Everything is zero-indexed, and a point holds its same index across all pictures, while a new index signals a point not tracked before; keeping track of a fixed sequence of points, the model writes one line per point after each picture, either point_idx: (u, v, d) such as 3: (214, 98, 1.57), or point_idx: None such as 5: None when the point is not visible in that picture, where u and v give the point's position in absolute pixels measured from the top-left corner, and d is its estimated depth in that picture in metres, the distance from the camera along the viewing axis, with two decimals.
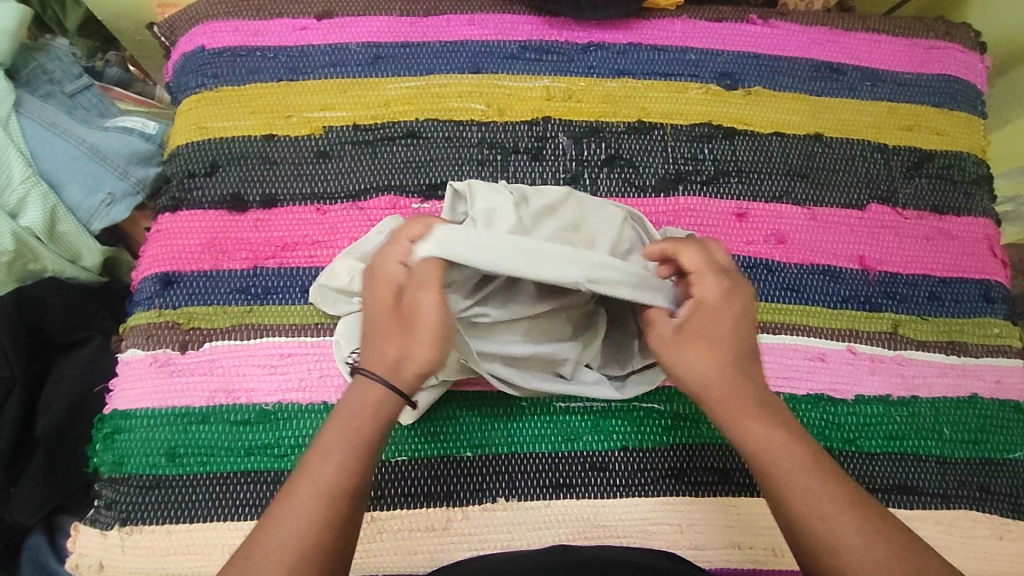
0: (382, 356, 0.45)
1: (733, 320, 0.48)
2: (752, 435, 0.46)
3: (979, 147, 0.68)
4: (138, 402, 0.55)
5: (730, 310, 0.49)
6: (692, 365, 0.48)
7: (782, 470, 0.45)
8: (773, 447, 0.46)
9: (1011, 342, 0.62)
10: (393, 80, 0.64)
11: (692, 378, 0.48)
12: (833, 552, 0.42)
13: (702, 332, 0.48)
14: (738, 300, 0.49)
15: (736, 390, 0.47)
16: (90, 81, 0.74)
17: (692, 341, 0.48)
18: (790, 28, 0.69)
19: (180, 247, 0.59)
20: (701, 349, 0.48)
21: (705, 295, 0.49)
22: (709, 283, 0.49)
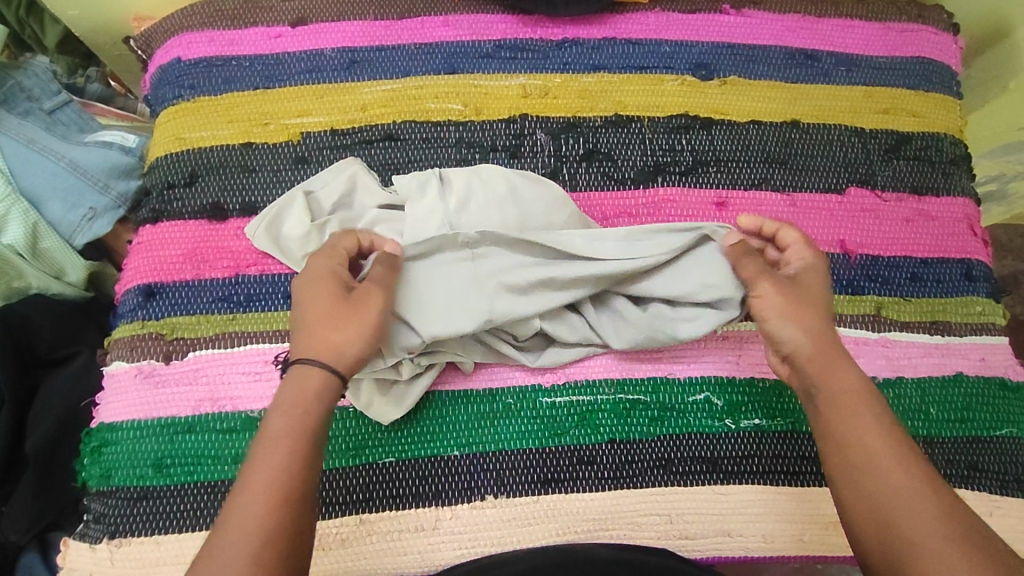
0: (324, 341, 0.46)
1: (826, 291, 0.52)
2: (840, 385, 0.47)
3: (955, 127, 0.68)
4: (124, 414, 0.55)
5: (823, 282, 0.52)
6: (803, 321, 0.49)
7: (870, 418, 0.46)
8: (862, 395, 0.47)
9: (995, 320, 0.63)
10: (369, 84, 0.64)
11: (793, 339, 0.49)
12: (907, 500, 0.42)
13: (811, 293, 0.51)
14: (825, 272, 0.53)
15: (840, 347, 0.49)
16: (69, 97, 0.74)
17: (801, 297, 0.50)
18: (763, 17, 0.69)
19: (161, 258, 0.59)
20: (815, 305, 0.50)
21: (801, 262, 0.52)
22: (802, 254, 0.53)
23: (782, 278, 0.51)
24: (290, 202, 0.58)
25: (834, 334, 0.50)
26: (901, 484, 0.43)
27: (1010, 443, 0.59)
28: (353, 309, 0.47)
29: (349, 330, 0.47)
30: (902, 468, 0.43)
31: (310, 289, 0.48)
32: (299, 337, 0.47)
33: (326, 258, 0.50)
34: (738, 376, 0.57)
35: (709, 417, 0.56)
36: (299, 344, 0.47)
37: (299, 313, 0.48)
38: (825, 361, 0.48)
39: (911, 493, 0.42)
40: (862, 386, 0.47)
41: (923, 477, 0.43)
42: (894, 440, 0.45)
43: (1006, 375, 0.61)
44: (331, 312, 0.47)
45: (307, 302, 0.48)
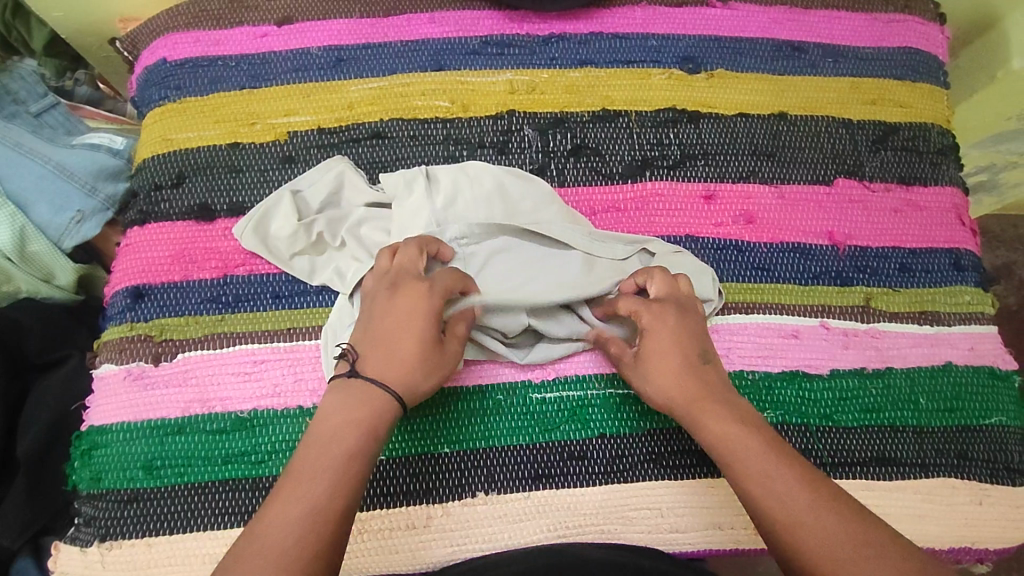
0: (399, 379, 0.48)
1: (687, 339, 0.52)
2: (715, 431, 0.48)
3: (943, 117, 0.68)
4: (113, 417, 0.55)
5: (681, 334, 0.52)
6: (670, 371, 0.51)
7: (749, 458, 0.46)
8: (731, 439, 0.48)
9: (984, 309, 0.63)
10: (356, 82, 0.64)
11: (660, 396, 0.51)
12: (801, 534, 0.43)
13: (657, 361, 0.52)
14: (681, 313, 0.53)
15: (704, 390, 0.50)
16: (55, 100, 0.74)
17: (649, 369, 0.52)
18: (750, 10, 0.69)
19: (149, 260, 0.59)
20: (664, 367, 0.51)
21: (648, 325, 0.52)
22: (650, 314, 0.53)
23: (627, 359, 0.53)
24: (278, 201, 0.58)
25: (700, 382, 0.51)
26: (788, 520, 0.44)
27: (999, 431, 0.59)
28: (439, 355, 0.50)
29: (432, 377, 0.49)
30: (787, 499, 0.44)
31: (402, 324, 0.50)
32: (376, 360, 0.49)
33: (424, 293, 0.50)
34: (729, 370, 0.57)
35: None
36: (376, 368, 0.48)
37: (381, 338, 0.49)
38: (693, 413, 0.50)
39: (803, 522, 0.43)
40: (731, 428, 0.48)
41: (812, 500, 0.44)
42: (773, 470, 0.46)
43: (995, 364, 0.61)
44: (420, 352, 0.49)
45: (394, 334, 0.49)
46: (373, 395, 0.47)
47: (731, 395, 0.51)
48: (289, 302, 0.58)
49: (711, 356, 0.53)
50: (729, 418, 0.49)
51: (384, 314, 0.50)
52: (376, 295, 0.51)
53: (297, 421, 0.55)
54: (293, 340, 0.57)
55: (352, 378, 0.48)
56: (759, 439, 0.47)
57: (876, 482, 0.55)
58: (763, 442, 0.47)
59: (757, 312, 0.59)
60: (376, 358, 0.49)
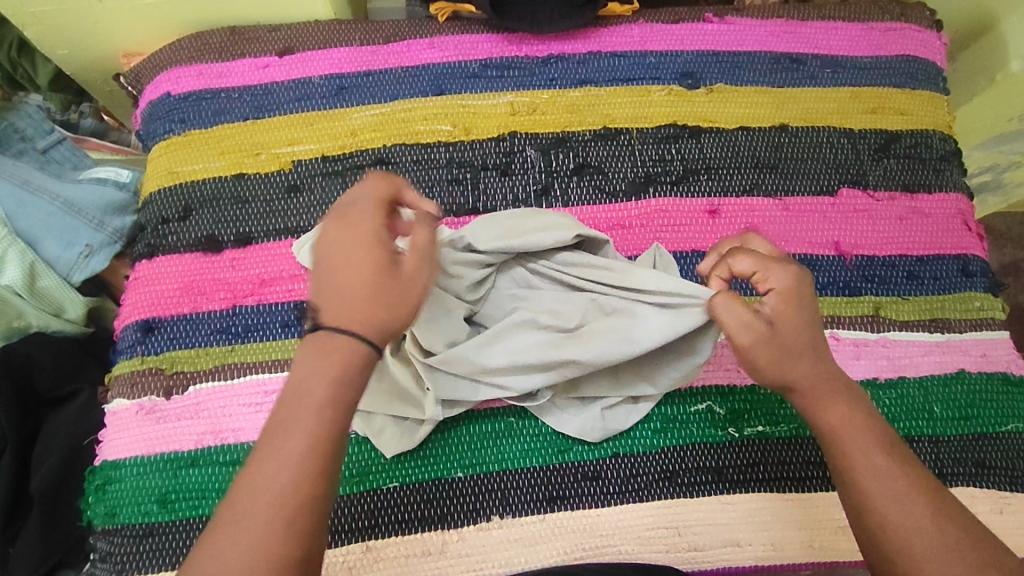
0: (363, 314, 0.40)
1: (804, 313, 0.45)
2: (836, 419, 0.44)
3: (944, 123, 0.68)
4: (127, 451, 0.55)
5: (803, 303, 0.45)
6: (779, 352, 0.44)
7: (863, 453, 0.43)
8: (854, 430, 0.44)
9: (994, 314, 0.62)
10: (358, 110, 0.64)
11: (787, 376, 0.44)
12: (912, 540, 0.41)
13: (790, 336, 0.44)
14: (808, 286, 0.46)
15: (824, 374, 0.45)
16: (62, 136, 0.75)
17: (781, 343, 0.44)
18: (747, 23, 0.69)
19: (159, 293, 0.59)
20: (797, 343, 0.44)
21: (780, 287, 0.45)
22: (780, 274, 0.45)
23: (757, 330, 0.44)
24: None
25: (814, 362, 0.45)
26: (912, 525, 0.41)
27: (1016, 438, 0.58)
28: (404, 275, 0.41)
29: (396, 307, 0.41)
30: (902, 500, 0.42)
31: (352, 250, 0.41)
32: (334, 292, 0.40)
33: (368, 216, 0.42)
34: (740, 384, 0.57)
35: (712, 427, 0.56)
36: (338, 313, 0.40)
37: (333, 270, 0.41)
38: (816, 398, 0.45)
39: (913, 525, 0.41)
40: (848, 418, 0.44)
41: (923, 505, 0.42)
42: (892, 470, 0.43)
43: (1008, 370, 0.61)
44: (375, 278, 0.40)
45: (348, 263, 0.41)
46: (335, 346, 0.39)
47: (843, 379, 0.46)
48: (299, 330, 0.58)
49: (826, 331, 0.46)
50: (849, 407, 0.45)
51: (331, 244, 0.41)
52: (330, 226, 0.42)
53: None
54: None
55: (317, 330, 0.40)
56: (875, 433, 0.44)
57: None
58: (877, 441, 0.44)
59: None
60: (330, 300, 0.40)
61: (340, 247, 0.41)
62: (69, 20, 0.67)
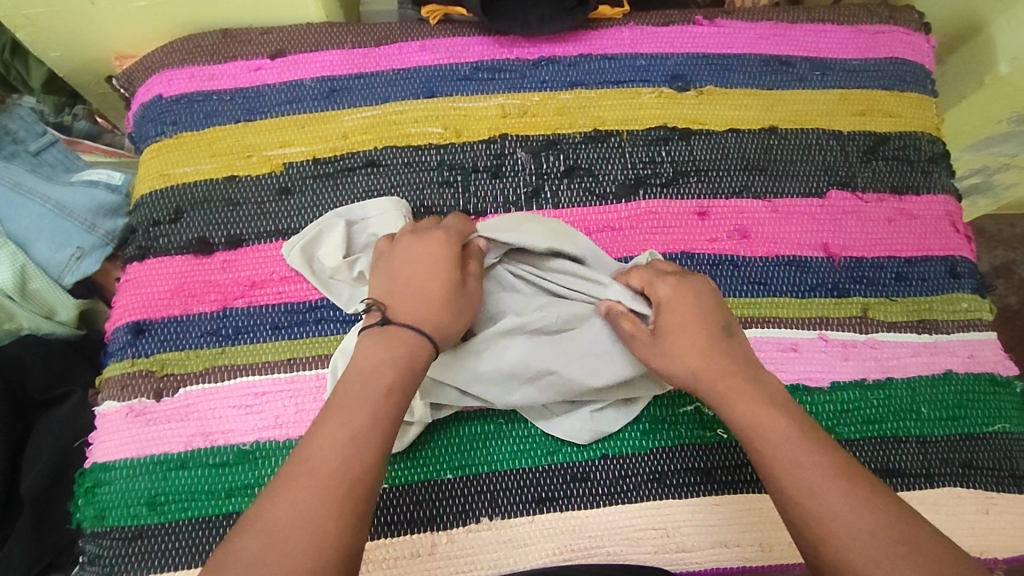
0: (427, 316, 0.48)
1: (693, 315, 0.50)
2: (745, 414, 0.47)
3: (932, 125, 0.69)
4: (116, 453, 0.55)
5: (697, 307, 0.51)
6: (675, 351, 0.49)
7: (775, 443, 0.45)
8: (762, 421, 0.46)
9: (982, 315, 0.63)
10: (349, 112, 0.65)
11: (684, 372, 0.49)
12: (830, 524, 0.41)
13: (680, 338, 0.49)
14: (698, 290, 0.51)
15: (727, 368, 0.48)
16: (55, 138, 0.75)
17: (670, 345, 0.49)
18: (736, 26, 0.70)
19: (149, 295, 0.59)
20: (689, 342, 0.49)
21: (662, 298, 0.51)
22: (664, 286, 0.51)
23: (642, 336, 0.50)
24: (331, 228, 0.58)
25: (714, 358, 0.49)
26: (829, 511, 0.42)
27: (1003, 438, 0.59)
28: (464, 297, 0.50)
29: (460, 315, 0.49)
30: (817, 486, 0.43)
31: (427, 267, 0.49)
32: (406, 297, 0.48)
33: (443, 241, 0.51)
34: None
35: (701, 428, 0.56)
36: (411, 313, 0.48)
37: (407, 280, 0.49)
38: (721, 395, 0.48)
39: (829, 509, 0.42)
40: (757, 411, 0.46)
41: (840, 487, 0.42)
42: (804, 457, 0.44)
43: (996, 370, 0.61)
44: (446, 291, 0.49)
45: (422, 275, 0.49)
46: (404, 339, 0.47)
47: (759, 376, 0.49)
48: (289, 332, 0.58)
49: (730, 333, 0.50)
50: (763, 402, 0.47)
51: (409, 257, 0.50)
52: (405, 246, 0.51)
53: None
54: (294, 370, 0.57)
55: (387, 324, 0.47)
56: (789, 423, 0.46)
57: None
58: (791, 431, 0.45)
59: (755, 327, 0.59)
60: (404, 304, 0.48)
61: (414, 263, 0.50)
62: (61, 23, 0.67)
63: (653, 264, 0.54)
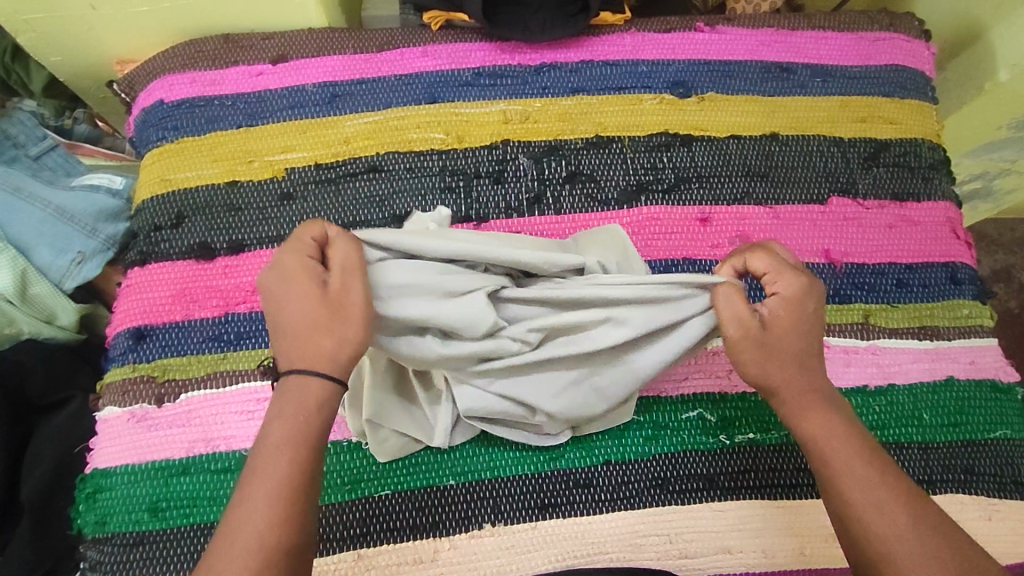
0: (318, 351, 0.43)
1: (803, 323, 0.47)
2: (817, 428, 0.46)
3: (933, 132, 0.69)
4: (117, 459, 0.55)
5: (806, 314, 0.47)
6: (771, 358, 0.47)
7: (846, 460, 0.45)
8: (836, 438, 0.46)
9: (983, 321, 0.63)
10: (351, 117, 0.65)
11: (769, 376, 0.47)
12: (891, 544, 0.42)
13: (783, 343, 0.47)
14: (814, 296, 0.48)
15: (809, 383, 0.47)
16: (55, 142, 0.75)
17: (772, 347, 0.47)
18: (737, 33, 0.70)
19: (150, 300, 0.59)
20: (790, 348, 0.47)
21: (784, 295, 0.47)
22: (787, 282, 0.47)
23: (753, 329, 0.47)
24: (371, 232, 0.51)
25: (801, 370, 0.47)
26: (891, 531, 0.42)
27: (1005, 445, 0.59)
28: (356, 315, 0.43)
29: (343, 332, 0.43)
30: (882, 506, 0.43)
31: (295, 297, 0.43)
32: (291, 338, 0.43)
33: (298, 260, 0.44)
34: (730, 392, 0.57)
35: (703, 434, 0.56)
36: (300, 355, 0.43)
37: (292, 318, 0.43)
38: (797, 407, 0.47)
39: (892, 530, 0.42)
40: (832, 427, 0.46)
41: (903, 508, 0.43)
42: (873, 477, 0.44)
43: (997, 377, 0.61)
44: (318, 314, 0.43)
45: (293, 309, 0.43)
46: (304, 385, 0.42)
47: (830, 390, 0.48)
48: None
49: (818, 345, 0.48)
50: (834, 419, 0.46)
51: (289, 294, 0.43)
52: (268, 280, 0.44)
53: None
54: None
55: (285, 377, 0.43)
56: (860, 442, 0.46)
57: None
58: (861, 450, 0.45)
59: None
60: (294, 347, 0.43)
61: (284, 297, 0.44)
62: (61, 28, 0.67)
63: (770, 245, 0.49)
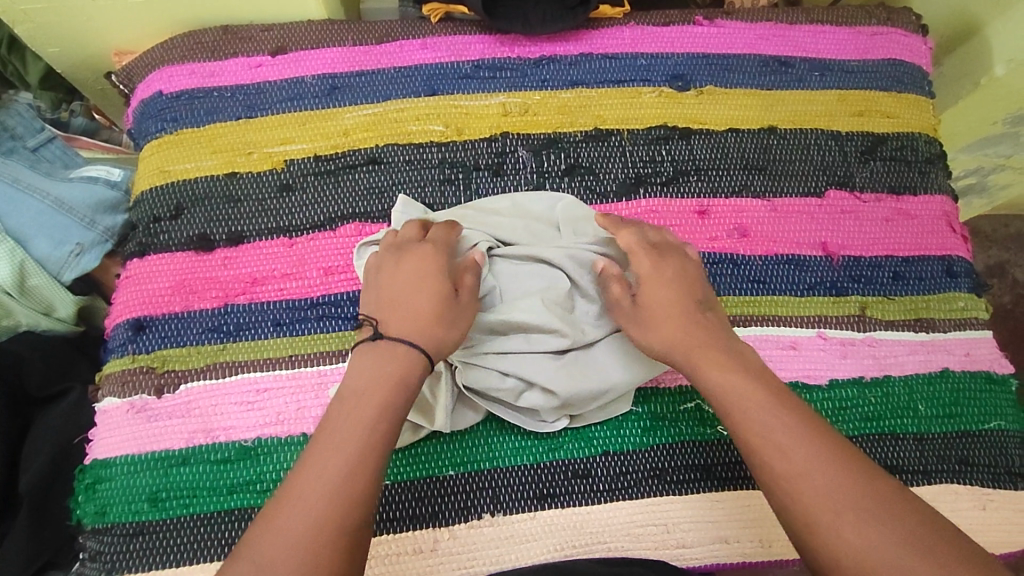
0: (419, 327, 0.47)
1: (675, 290, 0.52)
2: (717, 382, 0.48)
3: (929, 126, 0.69)
4: (117, 450, 0.55)
5: (671, 279, 0.52)
6: (652, 323, 0.51)
7: (746, 408, 0.46)
8: (732, 387, 0.47)
9: (978, 314, 0.63)
10: (350, 109, 0.65)
11: (659, 344, 0.50)
12: (793, 480, 0.43)
13: (657, 311, 0.51)
14: (676, 266, 0.53)
15: (701, 341, 0.50)
16: (52, 134, 0.75)
17: (650, 317, 0.51)
18: (736, 27, 0.70)
19: (150, 291, 0.59)
20: (667, 315, 0.51)
21: (644, 271, 0.52)
22: (644, 257, 0.52)
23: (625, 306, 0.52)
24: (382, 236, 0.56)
25: (690, 332, 0.50)
26: (791, 467, 0.43)
27: (1000, 436, 0.59)
28: (457, 306, 0.49)
29: (452, 328, 0.49)
30: (784, 444, 0.44)
31: (417, 280, 0.49)
32: (398, 310, 0.48)
33: (432, 254, 0.51)
34: None
35: (701, 425, 0.57)
36: (402, 327, 0.48)
37: (401, 291, 0.49)
38: (694, 366, 0.49)
39: (795, 466, 0.43)
40: (729, 379, 0.48)
41: (802, 443, 0.44)
42: (773, 419, 0.45)
43: (992, 368, 0.62)
44: (434, 303, 0.48)
45: (412, 290, 0.49)
46: (396, 351, 0.47)
47: (732, 348, 0.50)
48: (290, 329, 0.58)
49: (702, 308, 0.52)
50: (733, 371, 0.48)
51: (401, 269, 0.50)
52: (395, 257, 0.51)
53: (299, 449, 0.55)
54: (295, 367, 0.57)
55: (378, 339, 0.47)
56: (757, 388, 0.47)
57: None
58: (760, 396, 0.47)
59: (754, 324, 0.59)
60: (398, 317, 0.48)
61: (403, 275, 0.50)
62: (59, 18, 0.67)
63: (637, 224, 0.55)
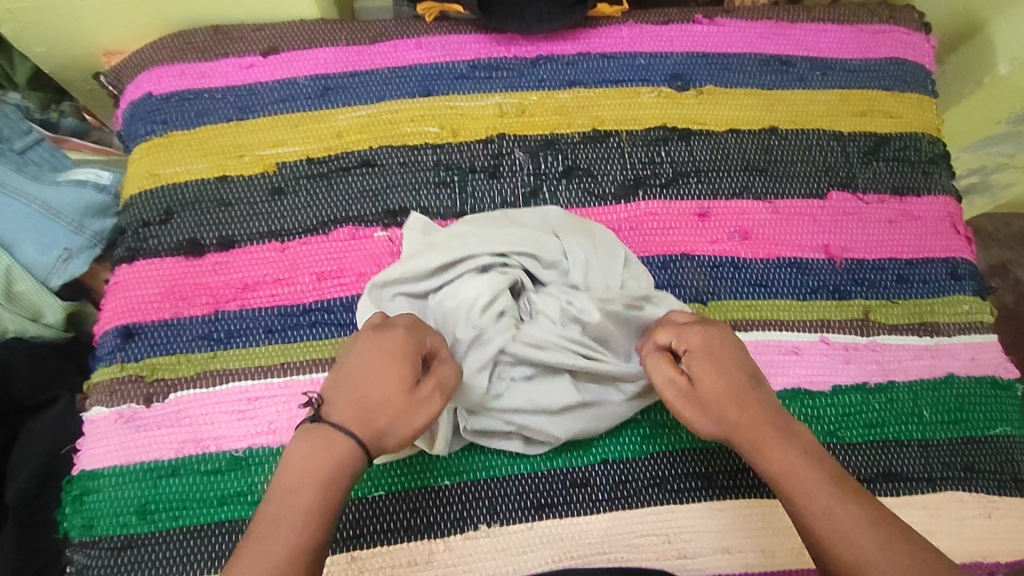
0: (363, 420, 0.43)
1: (723, 363, 0.48)
2: (776, 464, 0.45)
3: (933, 126, 0.68)
4: (104, 461, 0.54)
5: (721, 352, 0.48)
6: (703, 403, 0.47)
7: (805, 489, 0.43)
8: (795, 470, 0.44)
9: (983, 318, 0.62)
10: (344, 111, 0.63)
11: (713, 424, 0.47)
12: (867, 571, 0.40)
13: (711, 387, 0.47)
14: (724, 336, 0.49)
15: (758, 419, 0.47)
16: (40, 136, 0.73)
17: (703, 396, 0.47)
18: (736, 25, 0.69)
19: (138, 298, 0.58)
20: (722, 393, 0.47)
21: (693, 342, 0.49)
22: (693, 330, 0.49)
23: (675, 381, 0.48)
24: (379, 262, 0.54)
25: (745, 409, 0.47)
26: (864, 555, 0.40)
27: (1006, 442, 0.58)
28: (415, 398, 0.45)
29: (400, 425, 0.44)
30: (852, 531, 0.41)
31: (379, 363, 0.45)
32: (348, 392, 0.44)
33: (401, 337, 0.46)
34: None
35: None
36: (346, 415, 0.43)
37: (359, 372, 0.45)
38: (753, 446, 0.46)
39: (865, 554, 0.41)
40: (788, 460, 0.45)
41: (869, 529, 0.41)
42: (835, 504, 0.43)
43: (998, 373, 0.61)
44: (389, 395, 0.44)
45: (369, 376, 0.44)
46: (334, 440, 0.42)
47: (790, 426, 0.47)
48: (282, 336, 0.57)
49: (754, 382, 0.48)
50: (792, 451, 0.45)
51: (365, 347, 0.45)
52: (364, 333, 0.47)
53: None
54: (286, 375, 0.56)
55: (315, 423, 0.43)
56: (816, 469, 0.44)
57: (884, 499, 0.55)
58: (819, 476, 0.44)
59: (755, 329, 0.58)
60: (344, 399, 0.44)
61: (364, 355, 0.45)
62: (45, 18, 0.66)
63: None
